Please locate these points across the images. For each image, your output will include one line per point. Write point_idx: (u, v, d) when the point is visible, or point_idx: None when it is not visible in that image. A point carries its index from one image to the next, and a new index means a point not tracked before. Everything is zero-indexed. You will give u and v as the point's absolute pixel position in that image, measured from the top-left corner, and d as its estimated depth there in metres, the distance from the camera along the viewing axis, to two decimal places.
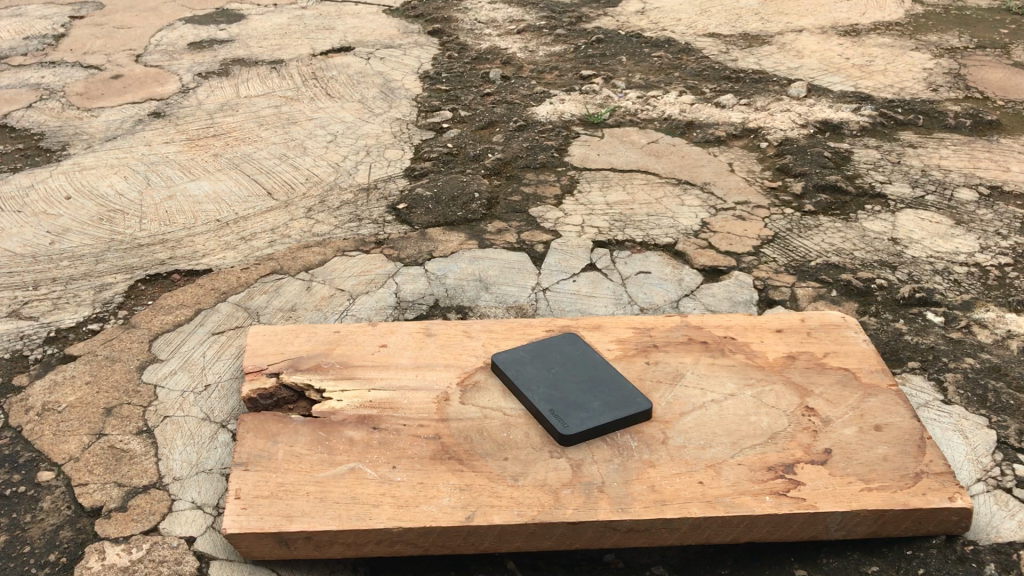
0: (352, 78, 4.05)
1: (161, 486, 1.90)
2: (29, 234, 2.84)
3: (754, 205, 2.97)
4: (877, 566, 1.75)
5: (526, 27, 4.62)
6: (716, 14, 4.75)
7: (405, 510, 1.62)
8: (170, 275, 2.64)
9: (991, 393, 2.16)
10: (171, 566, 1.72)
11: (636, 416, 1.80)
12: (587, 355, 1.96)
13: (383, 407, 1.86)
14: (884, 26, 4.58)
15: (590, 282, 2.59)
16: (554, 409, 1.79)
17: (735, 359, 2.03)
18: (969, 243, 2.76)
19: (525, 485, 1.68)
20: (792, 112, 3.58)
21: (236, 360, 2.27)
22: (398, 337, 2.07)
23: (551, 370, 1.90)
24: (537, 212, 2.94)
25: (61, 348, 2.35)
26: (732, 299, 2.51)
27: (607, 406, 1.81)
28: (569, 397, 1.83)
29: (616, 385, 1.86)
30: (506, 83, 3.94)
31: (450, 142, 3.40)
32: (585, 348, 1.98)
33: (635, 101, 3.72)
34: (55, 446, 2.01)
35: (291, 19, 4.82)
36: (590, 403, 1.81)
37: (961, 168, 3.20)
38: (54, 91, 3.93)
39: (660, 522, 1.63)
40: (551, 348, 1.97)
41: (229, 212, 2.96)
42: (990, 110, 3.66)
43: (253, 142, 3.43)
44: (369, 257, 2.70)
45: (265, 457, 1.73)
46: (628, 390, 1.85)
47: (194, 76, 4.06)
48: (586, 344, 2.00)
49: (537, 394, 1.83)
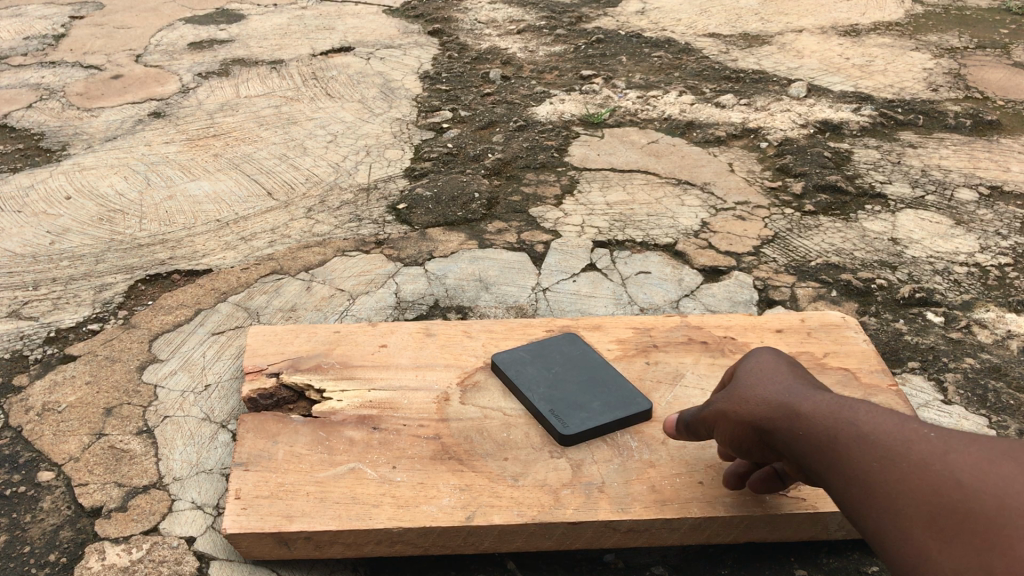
0: (352, 78, 4.05)
1: (161, 486, 1.90)
2: (29, 234, 2.84)
3: (753, 205, 2.98)
4: (877, 566, 1.76)
5: (526, 27, 4.62)
6: (717, 14, 4.74)
7: (405, 510, 1.62)
8: (170, 275, 2.64)
9: (991, 393, 2.16)
10: (171, 566, 1.72)
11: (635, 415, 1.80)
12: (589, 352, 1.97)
13: (383, 407, 1.86)
14: (884, 26, 4.57)
15: (590, 282, 2.59)
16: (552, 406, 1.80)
17: (735, 359, 2.02)
18: (969, 243, 2.76)
19: (525, 485, 1.68)
20: (792, 112, 3.58)
21: (236, 360, 2.27)
22: (398, 337, 2.07)
23: (551, 370, 1.90)
24: (536, 212, 2.94)
25: (61, 348, 2.35)
26: (732, 299, 2.51)
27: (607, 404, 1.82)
28: (569, 397, 1.83)
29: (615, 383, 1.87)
30: (506, 83, 3.94)
31: (450, 142, 3.40)
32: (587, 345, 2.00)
33: (636, 101, 3.72)
34: (54, 446, 2.01)
35: (291, 19, 4.82)
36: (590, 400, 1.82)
37: (961, 168, 3.20)
38: (54, 91, 3.93)
39: (659, 521, 1.63)
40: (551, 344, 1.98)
41: (229, 212, 2.95)
42: (991, 111, 3.66)
43: (252, 142, 3.43)
44: (369, 257, 2.70)
45: (265, 457, 1.72)
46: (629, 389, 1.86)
47: (194, 76, 4.05)
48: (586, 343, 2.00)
49: (537, 394, 1.83)
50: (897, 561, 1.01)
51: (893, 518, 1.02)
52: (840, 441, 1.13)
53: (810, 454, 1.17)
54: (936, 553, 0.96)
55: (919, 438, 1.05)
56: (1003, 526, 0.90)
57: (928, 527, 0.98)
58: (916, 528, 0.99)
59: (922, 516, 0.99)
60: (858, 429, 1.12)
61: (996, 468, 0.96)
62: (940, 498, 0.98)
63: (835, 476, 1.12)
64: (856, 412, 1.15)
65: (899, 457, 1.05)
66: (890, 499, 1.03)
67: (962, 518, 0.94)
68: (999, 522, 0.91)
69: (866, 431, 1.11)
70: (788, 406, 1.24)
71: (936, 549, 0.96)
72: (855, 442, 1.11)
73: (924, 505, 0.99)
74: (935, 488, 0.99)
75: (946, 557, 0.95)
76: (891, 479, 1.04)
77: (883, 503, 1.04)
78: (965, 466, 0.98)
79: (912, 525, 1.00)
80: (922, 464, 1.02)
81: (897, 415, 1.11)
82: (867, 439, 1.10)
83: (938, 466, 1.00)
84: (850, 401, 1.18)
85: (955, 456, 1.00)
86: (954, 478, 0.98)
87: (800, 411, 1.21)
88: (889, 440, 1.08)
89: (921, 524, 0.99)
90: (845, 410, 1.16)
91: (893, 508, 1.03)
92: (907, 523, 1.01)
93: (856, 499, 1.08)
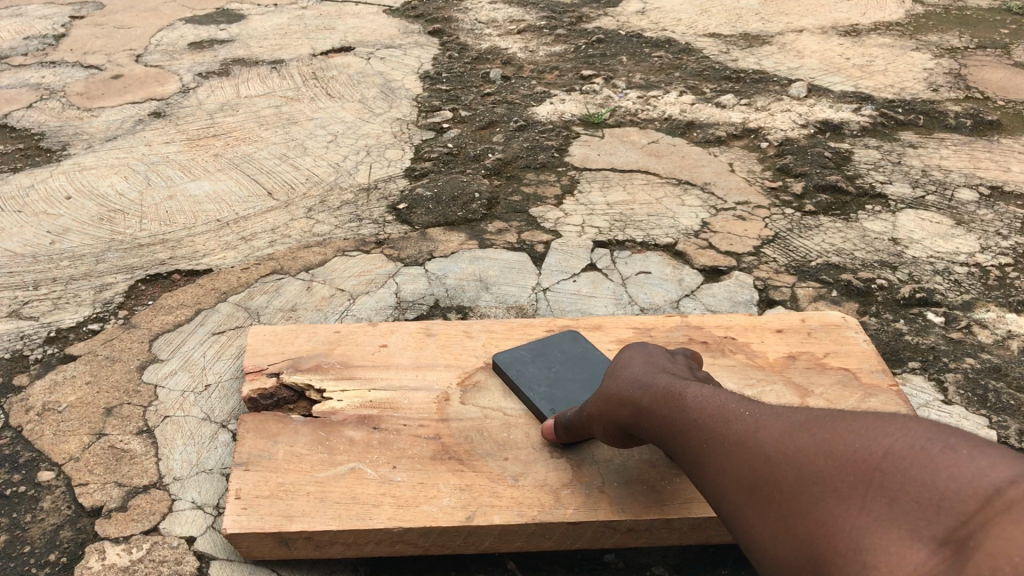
0: (352, 78, 4.05)
1: (161, 485, 1.90)
2: (29, 234, 2.84)
3: (753, 205, 2.98)
4: None
5: (526, 28, 4.62)
6: (717, 14, 4.74)
7: (405, 510, 1.62)
8: (171, 275, 2.64)
9: (992, 393, 2.16)
10: (171, 566, 1.72)
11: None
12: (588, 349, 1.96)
13: (384, 407, 1.85)
14: (884, 26, 4.57)
15: (590, 282, 2.59)
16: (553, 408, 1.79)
17: (735, 359, 2.02)
18: (969, 243, 2.76)
19: (525, 485, 1.68)
20: (792, 112, 3.58)
21: (236, 360, 2.27)
22: (398, 337, 2.07)
23: (552, 370, 1.89)
24: (537, 212, 2.94)
25: (61, 348, 2.35)
26: (732, 299, 2.51)
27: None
28: (571, 396, 1.82)
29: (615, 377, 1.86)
30: (506, 83, 3.94)
31: (450, 142, 3.40)
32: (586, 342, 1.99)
33: (636, 101, 3.72)
34: (54, 446, 2.01)
35: (291, 19, 4.82)
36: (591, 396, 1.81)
37: (961, 168, 3.20)
38: (54, 91, 3.93)
39: (660, 521, 1.64)
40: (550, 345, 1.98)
41: (229, 212, 2.95)
42: (991, 111, 3.66)
43: (252, 142, 3.43)
44: (368, 257, 2.70)
45: (265, 457, 1.72)
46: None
47: (194, 76, 4.05)
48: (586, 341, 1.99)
49: (540, 396, 1.82)
50: (733, 535, 1.08)
51: (723, 493, 1.10)
52: (683, 428, 1.22)
53: (664, 442, 1.27)
54: (758, 525, 1.03)
55: (746, 417, 1.13)
56: (800, 489, 0.97)
57: (750, 501, 1.04)
58: (742, 502, 1.06)
59: (743, 488, 1.06)
60: (693, 416, 1.21)
61: (794, 438, 1.02)
62: (756, 470, 1.04)
63: (684, 462, 1.21)
64: (697, 399, 1.24)
65: (726, 435, 1.12)
66: (721, 477, 1.11)
67: (772, 486, 1.01)
68: (794, 487, 0.98)
69: (703, 415, 1.19)
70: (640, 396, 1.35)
71: (757, 521, 1.03)
72: (694, 427, 1.20)
73: (745, 478, 1.06)
74: (752, 461, 1.06)
75: (763, 528, 1.01)
76: (720, 457, 1.12)
77: (715, 482, 1.12)
78: (773, 439, 1.05)
79: (739, 499, 1.07)
80: (743, 440, 1.09)
81: (728, 398, 1.20)
82: (700, 424, 1.19)
83: (755, 441, 1.07)
84: (693, 389, 1.27)
85: (769, 431, 1.07)
86: (763, 450, 1.05)
87: (648, 401, 1.32)
88: (716, 422, 1.16)
89: (746, 496, 1.06)
90: (687, 397, 1.25)
91: (723, 485, 1.10)
92: (732, 502, 1.08)
93: (701, 483, 1.16)
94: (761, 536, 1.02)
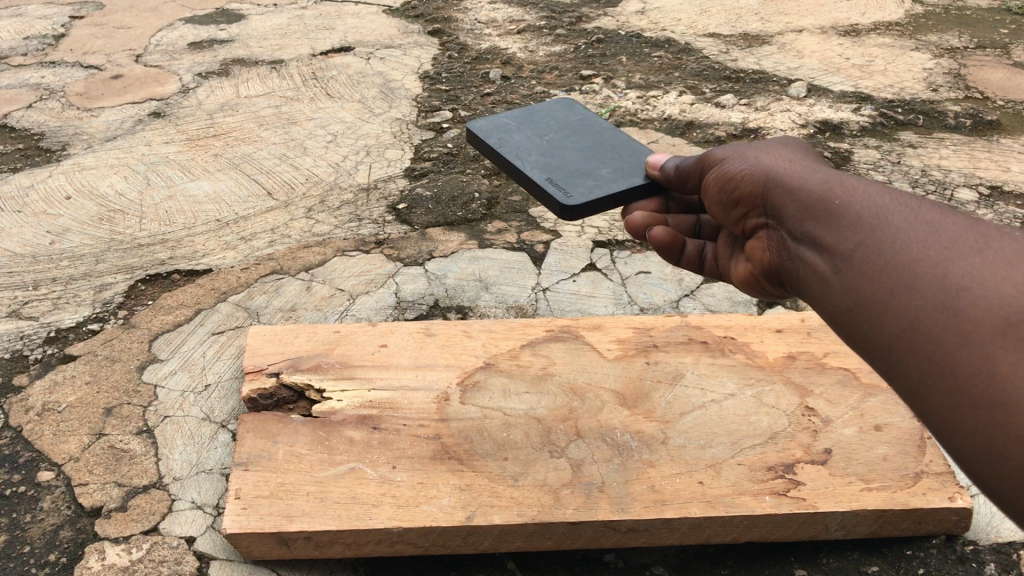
0: (352, 78, 4.05)
1: (161, 485, 1.90)
2: (29, 234, 2.84)
3: None
4: (877, 566, 1.77)
5: (526, 28, 4.61)
6: (717, 14, 4.73)
7: (405, 509, 1.63)
8: (170, 275, 2.64)
9: None
10: (171, 566, 1.73)
11: (640, 187, 1.82)
12: (598, 135, 1.99)
13: (383, 407, 1.85)
14: (884, 26, 4.56)
15: (590, 282, 2.60)
16: (552, 179, 1.80)
17: (735, 359, 2.01)
18: None
19: (525, 485, 1.68)
20: (792, 112, 3.57)
21: (235, 360, 2.27)
22: (398, 337, 2.06)
23: (544, 149, 1.92)
24: (536, 213, 2.94)
25: (60, 348, 2.35)
26: (732, 299, 2.53)
27: (611, 178, 1.82)
28: (564, 170, 1.84)
29: (619, 163, 1.88)
30: (506, 83, 3.95)
31: (450, 142, 3.40)
32: (597, 130, 2.01)
33: (635, 101, 3.71)
34: (54, 446, 2.01)
35: (292, 19, 4.80)
36: (592, 176, 1.82)
37: (961, 168, 3.21)
38: (54, 91, 3.92)
39: (659, 522, 1.64)
40: (558, 132, 2.00)
41: (230, 211, 2.95)
42: (990, 110, 3.67)
43: (252, 142, 3.43)
44: (368, 257, 2.70)
45: (265, 457, 1.72)
46: (637, 165, 1.87)
47: (194, 76, 4.05)
48: (579, 129, 2.01)
49: (534, 167, 1.84)
50: (932, 364, 0.97)
51: (935, 322, 0.98)
52: (878, 243, 1.09)
53: (834, 253, 1.16)
54: (1000, 371, 0.90)
55: (988, 243, 1.00)
56: None
57: (987, 335, 0.92)
58: (972, 336, 0.93)
59: (980, 322, 0.93)
60: (890, 226, 1.10)
61: None
62: (1011, 304, 0.92)
63: (866, 281, 1.09)
64: (900, 211, 1.11)
65: (958, 259, 1.00)
66: (938, 302, 0.98)
67: None
68: None
69: (914, 232, 1.07)
70: (818, 183, 1.29)
71: (999, 369, 0.90)
72: (897, 244, 1.07)
73: (988, 313, 0.93)
74: (1002, 294, 0.93)
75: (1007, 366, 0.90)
76: (942, 283, 0.99)
77: (924, 303, 1.00)
78: None
79: (964, 332, 0.94)
80: (987, 272, 0.96)
81: (937, 213, 1.08)
82: (902, 235, 1.07)
83: (1007, 273, 0.95)
84: (890, 195, 1.15)
85: None
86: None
87: (840, 201, 1.20)
88: (932, 235, 1.05)
89: (979, 329, 0.93)
90: (886, 208, 1.12)
91: (938, 313, 0.98)
92: (950, 328, 0.96)
93: (888, 306, 1.04)
94: (995, 383, 0.90)
